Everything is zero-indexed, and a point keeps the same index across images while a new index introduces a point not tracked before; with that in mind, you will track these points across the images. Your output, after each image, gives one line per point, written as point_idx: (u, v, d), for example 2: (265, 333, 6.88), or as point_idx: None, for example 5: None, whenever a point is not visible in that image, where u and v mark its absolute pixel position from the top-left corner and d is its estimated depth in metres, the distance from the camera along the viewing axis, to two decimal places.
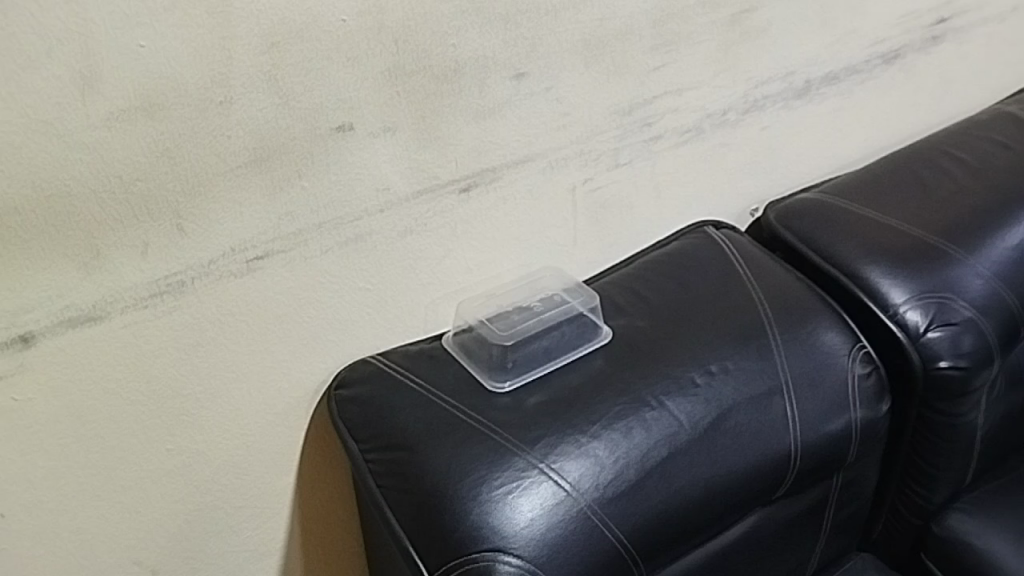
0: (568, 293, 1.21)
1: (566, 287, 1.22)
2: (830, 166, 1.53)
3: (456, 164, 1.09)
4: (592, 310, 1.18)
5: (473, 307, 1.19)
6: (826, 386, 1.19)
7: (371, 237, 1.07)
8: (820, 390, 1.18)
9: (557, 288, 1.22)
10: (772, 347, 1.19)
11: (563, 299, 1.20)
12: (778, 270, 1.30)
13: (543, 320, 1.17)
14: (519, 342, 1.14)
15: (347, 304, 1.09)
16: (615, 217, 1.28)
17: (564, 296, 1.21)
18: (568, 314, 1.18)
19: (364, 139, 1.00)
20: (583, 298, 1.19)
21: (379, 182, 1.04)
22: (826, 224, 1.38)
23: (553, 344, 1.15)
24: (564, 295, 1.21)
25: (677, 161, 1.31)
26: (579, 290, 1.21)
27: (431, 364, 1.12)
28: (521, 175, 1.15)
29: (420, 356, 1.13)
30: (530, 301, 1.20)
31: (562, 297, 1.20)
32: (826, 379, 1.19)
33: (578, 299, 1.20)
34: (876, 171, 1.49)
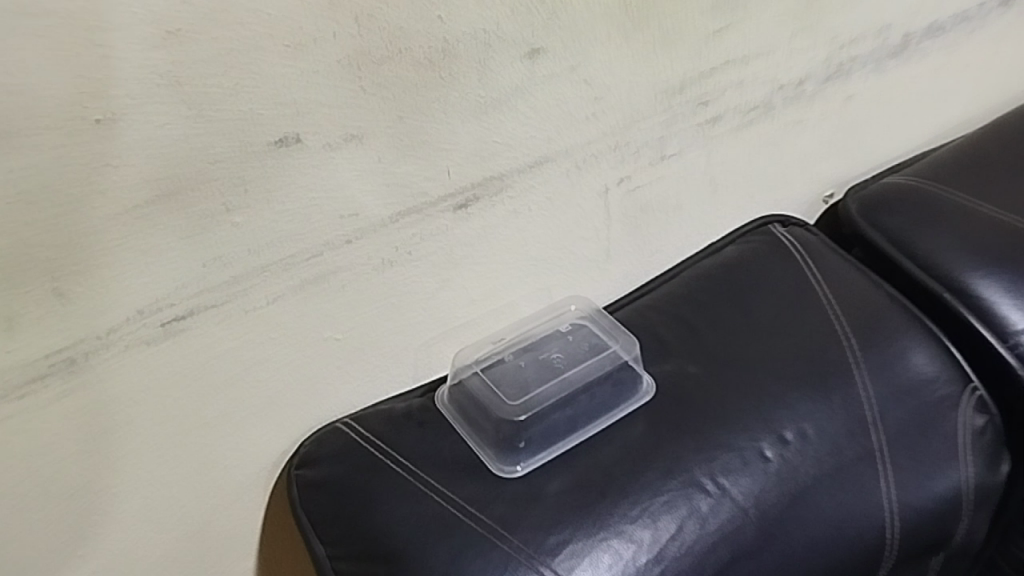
0: (604, 338, 0.94)
1: (601, 329, 0.96)
2: (922, 138, 1.23)
3: (448, 175, 0.81)
4: (636, 365, 0.92)
5: (473, 351, 0.93)
6: (932, 449, 0.92)
7: (337, 276, 0.80)
8: (923, 456, 0.92)
9: (589, 330, 0.96)
10: (862, 400, 0.92)
11: (597, 347, 0.94)
12: (866, 287, 1.03)
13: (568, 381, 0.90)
14: (535, 414, 0.87)
15: (310, 360, 0.83)
16: (657, 221, 1.01)
17: (599, 344, 0.94)
18: (602, 371, 0.91)
19: (319, 154, 0.72)
20: (625, 347, 0.93)
21: (344, 206, 0.76)
22: (924, 221, 1.09)
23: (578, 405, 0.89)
24: (599, 342, 0.94)
25: (738, 147, 1.02)
26: (622, 334, 0.95)
27: (420, 434, 0.86)
28: (537, 181, 0.88)
29: (404, 424, 0.87)
30: (551, 349, 0.94)
31: (596, 344, 0.94)
32: (930, 439, 0.93)
33: (618, 348, 0.93)
34: (982, 146, 1.19)
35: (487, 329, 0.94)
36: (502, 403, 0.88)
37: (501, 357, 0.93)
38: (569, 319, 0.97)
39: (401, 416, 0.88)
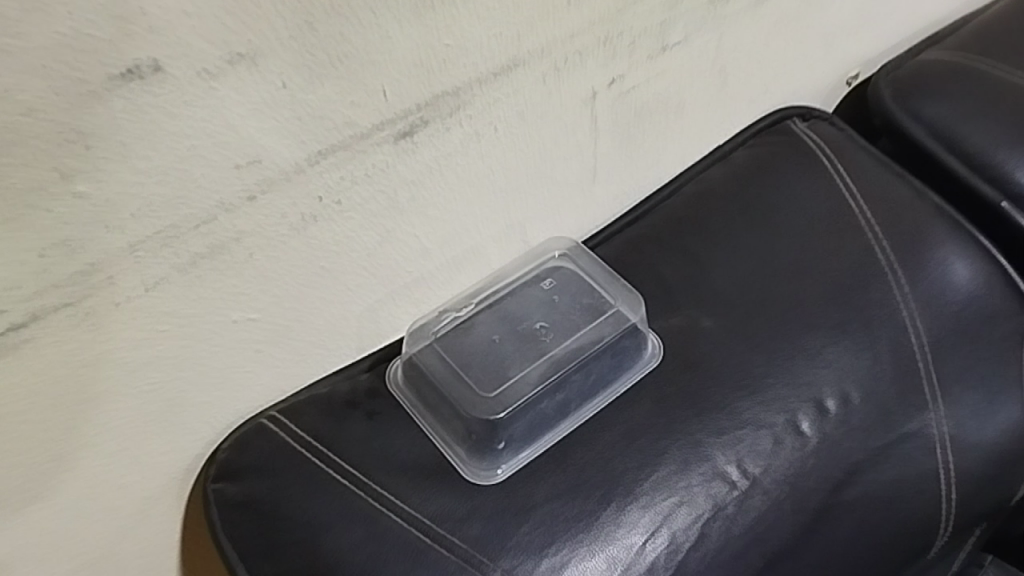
0: (599, 295, 0.76)
1: (595, 282, 0.77)
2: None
3: (384, 96, 0.59)
4: (640, 329, 0.73)
5: (433, 322, 0.74)
6: (994, 404, 0.76)
7: (240, 244, 0.59)
8: (984, 413, 0.76)
9: (580, 285, 0.77)
10: (913, 348, 0.75)
11: (591, 307, 0.75)
12: (912, 198, 0.83)
13: (554, 357, 0.72)
14: (516, 405, 0.69)
15: (218, 349, 0.63)
16: (655, 127, 0.80)
17: (593, 303, 0.75)
18: (598, 341, 0.73)
19: (194, 86, 0.50)
20: (627, 307, 0.74)
21: (241, 152, 0.54)
22: (975, 107, 0.88)
23: (570, 382, 0.71)
24: (592, 301, 0.75)
25: (753, 28, 0.80)
26: (621, 287, 0.76)
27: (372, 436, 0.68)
28: (505, 92, 0.66)
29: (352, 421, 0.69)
30: (533, 315, 0.75)
31: (589, 305, 0.75)
32: (991, 392, 0.76)
33: (616, 308, 0.74)
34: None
35: (447, 282, 0.74)
36: (473, 392, 0.69)
37: (468, 328, 0.74)
38: (554, 270, 0.78)
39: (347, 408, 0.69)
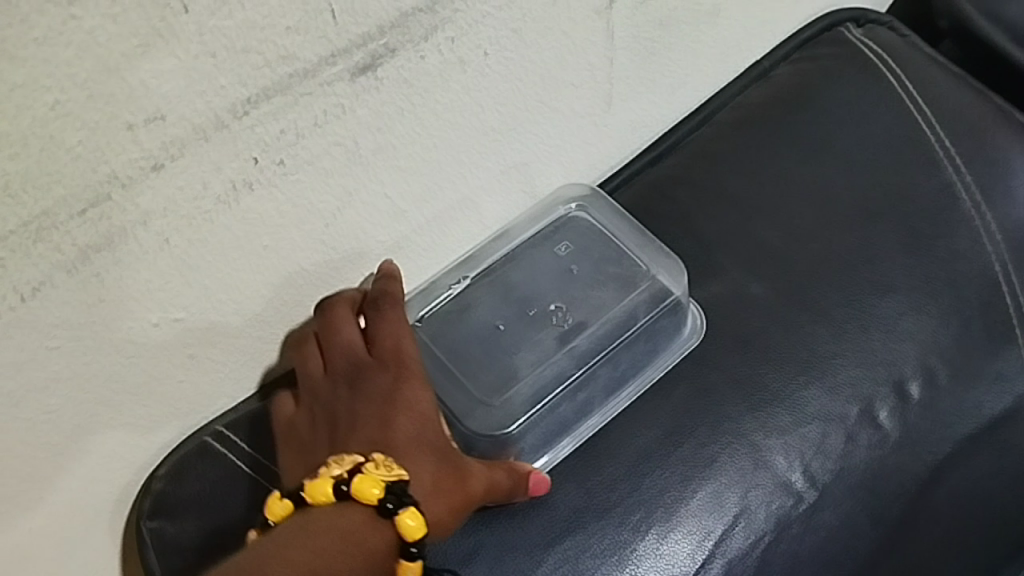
0: (630, 261, 0.61)
1: (622, 246, 0.62)
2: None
3: (333, 16, 0.43)
4: (682, 305, 0.59)
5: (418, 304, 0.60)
6: None
7: (150, 228, 0.44)
8: None
9: (604, 249, 0.63)
10: (1010, 310, 0.61)
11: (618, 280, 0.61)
12: (997, 118, 0.67)
13: (578, 346, 0.58)
14: (533, 409, 0.56)
15: (139, 363, 0.49)
16: (682, 43, 0.64)
17: (619, 274, 0.61)
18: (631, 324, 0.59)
19: (45, 14, 0.34)
20: (667, 277, 0.60)
21: (134, 105, 0.39)
22: None
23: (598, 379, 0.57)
24: (619, 270, 0.61)
25: None
26: (657, 250, 0.61)
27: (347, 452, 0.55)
28: (497, 4, 0.50)
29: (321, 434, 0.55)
30: (547, 290, 0.61)
31: (615, 274, 0.61)
32: None
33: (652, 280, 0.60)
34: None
35: (432, 251, 0.59)
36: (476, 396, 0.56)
37: (462, 310, 0.60)
38: (569, 230, 0.63)
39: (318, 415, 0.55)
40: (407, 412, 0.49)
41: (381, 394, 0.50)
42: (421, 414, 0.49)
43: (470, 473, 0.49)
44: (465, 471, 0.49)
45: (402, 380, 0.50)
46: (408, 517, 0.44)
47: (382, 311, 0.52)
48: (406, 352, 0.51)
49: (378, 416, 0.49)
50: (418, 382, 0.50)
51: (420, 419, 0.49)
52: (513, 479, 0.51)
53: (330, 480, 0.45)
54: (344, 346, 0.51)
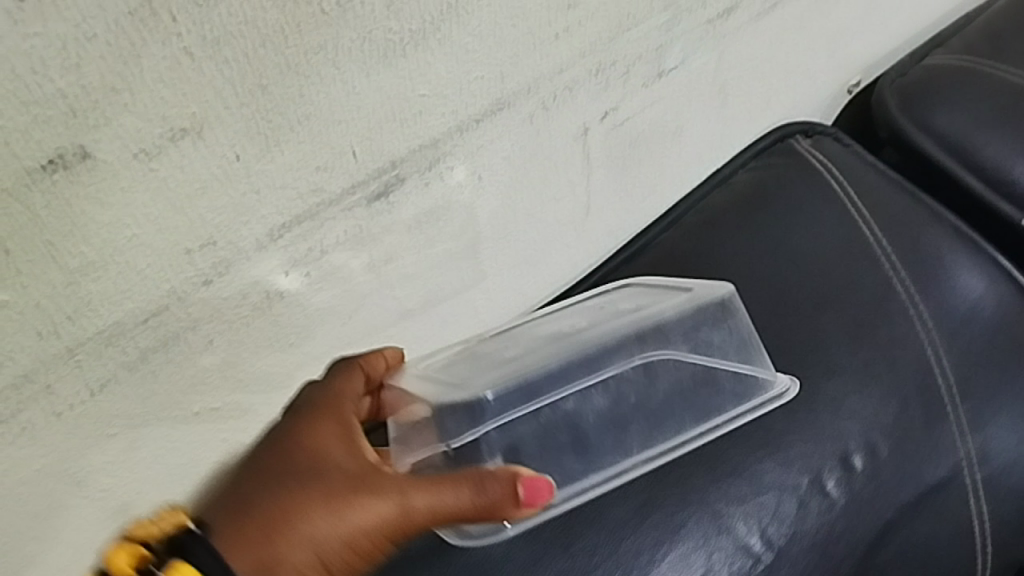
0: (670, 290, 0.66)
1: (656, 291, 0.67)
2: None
3: (354, 155, 0.52)
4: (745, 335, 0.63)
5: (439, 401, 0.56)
6: None
7: (198, 331, 0.52)
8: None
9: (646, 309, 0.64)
10: (942, 390, 0.69)
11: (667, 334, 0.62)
12: (926, 219, 0.76)
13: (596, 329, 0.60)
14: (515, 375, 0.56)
15: (181, 444, 0.56)
16: (651, 157, 0.73)
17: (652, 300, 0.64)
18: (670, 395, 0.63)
19: (131, 169, 0.43)
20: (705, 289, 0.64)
21: (191, 233, 0.47)
22: (986, 114, 0.81)
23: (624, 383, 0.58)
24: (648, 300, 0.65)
25: (756, 42, 0.73)
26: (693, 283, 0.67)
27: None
28: (489, 139, 0.59)
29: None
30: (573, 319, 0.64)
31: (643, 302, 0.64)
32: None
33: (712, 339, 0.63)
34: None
35: (432, 343, 0.67)
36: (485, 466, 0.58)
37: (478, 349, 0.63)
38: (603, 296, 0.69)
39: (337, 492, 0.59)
40: (308, 450, 0.48)
41: (274, 434, 0.49)
42: (330, 450, 0.48)
43: (382, 489, 0.46)
44: (376, 493, 0.46)
45: (313, 419, 0.50)
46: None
47: (336, 365, 0.55)
48: (331, 407, 0.51)
49: (270, 454, 0.48)
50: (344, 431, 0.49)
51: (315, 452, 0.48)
52: (491, 492, 0.45)
53: (133, 547, 0.43)
54: (305, 395, 0.52)
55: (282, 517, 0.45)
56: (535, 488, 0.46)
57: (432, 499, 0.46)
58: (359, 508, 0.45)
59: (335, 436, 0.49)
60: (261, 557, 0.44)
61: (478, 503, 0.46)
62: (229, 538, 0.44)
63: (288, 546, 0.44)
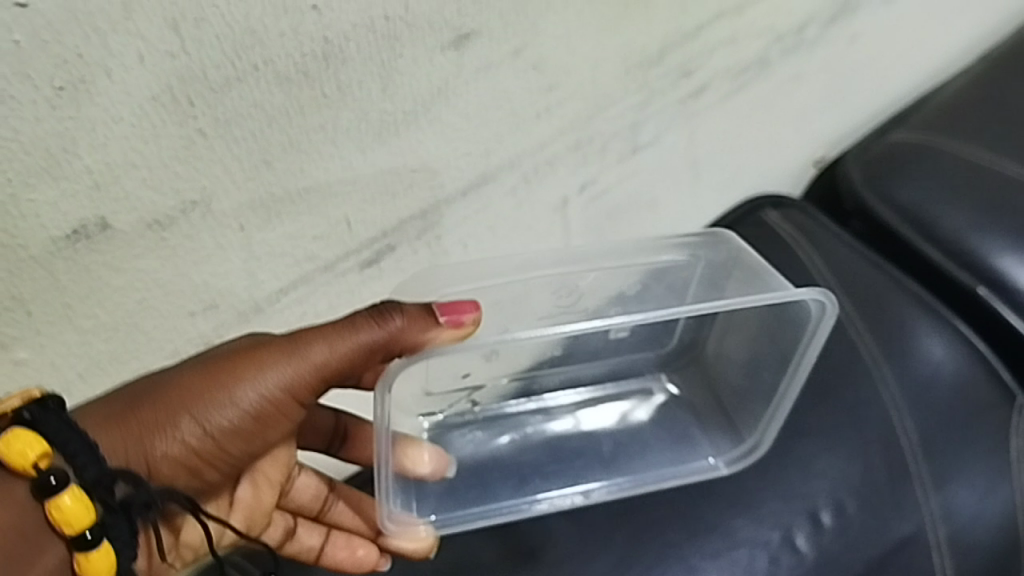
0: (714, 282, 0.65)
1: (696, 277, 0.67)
2: (940, 63, 0.98)
3: (348, 226, 0.56)
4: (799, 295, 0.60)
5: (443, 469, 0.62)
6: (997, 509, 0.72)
7: None
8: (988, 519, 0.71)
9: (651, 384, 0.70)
10: (906, 450, 0.72)
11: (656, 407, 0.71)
12: (889, 287, 0.81)
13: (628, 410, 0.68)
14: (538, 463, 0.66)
15: None
16: (628, 227, 0.77)
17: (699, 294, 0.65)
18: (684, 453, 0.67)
19: (143, 238, 0.47)
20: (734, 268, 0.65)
21: (196, 297, 0.51)
22: (943, 188, 0.85)
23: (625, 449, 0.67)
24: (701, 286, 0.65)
25: (727, 120, 0.78)
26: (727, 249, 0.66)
27: (378, 567, 0.61)
28: (474, 210, 0.63)
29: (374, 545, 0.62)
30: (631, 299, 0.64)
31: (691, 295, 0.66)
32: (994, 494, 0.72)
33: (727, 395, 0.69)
34: (1007, 72, 0.95)
35: None
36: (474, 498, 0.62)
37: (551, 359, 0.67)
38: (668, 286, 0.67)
39: (328, 527, 0.62)
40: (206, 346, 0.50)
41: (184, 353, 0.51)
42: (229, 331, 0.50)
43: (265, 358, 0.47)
44: (259, 359, 0.47)
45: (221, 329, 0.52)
46: (7, 444, 0.40)
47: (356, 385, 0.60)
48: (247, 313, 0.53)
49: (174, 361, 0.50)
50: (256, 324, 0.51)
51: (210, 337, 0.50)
52: (393, 319, 0.47)
53: None
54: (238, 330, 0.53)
55: (156, 391, 0.46)
56: (447, 310, 0.50)
57: (330, 345, 0.47)
58: (242, 365, 0.47)
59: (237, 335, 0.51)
60: (125, 425, 0.45)
61: (381, 331, 0.47)
62: (95, 405, 0.46)
63: (159, 410, 0.46)
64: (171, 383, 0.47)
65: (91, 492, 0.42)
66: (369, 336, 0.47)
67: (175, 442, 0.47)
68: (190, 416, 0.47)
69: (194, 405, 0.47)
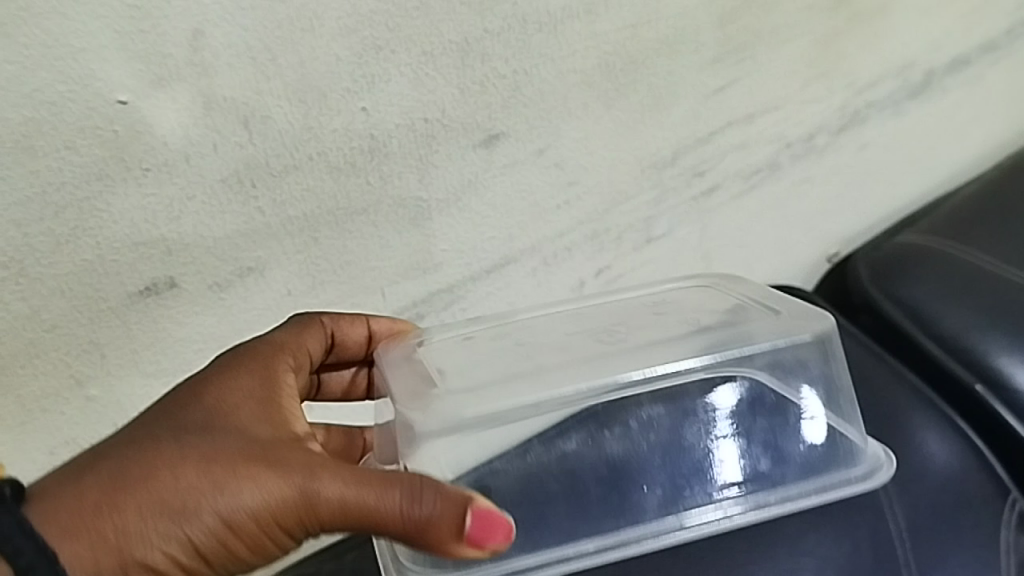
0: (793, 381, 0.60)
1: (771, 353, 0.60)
2: (954, 172, 1.04)
3: (383, 297, 0.63)
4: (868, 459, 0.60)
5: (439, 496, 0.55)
6: None
7: None
8: None
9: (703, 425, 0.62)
10: (892, 535, 0.75)
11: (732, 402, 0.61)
12: (887, 380, 0.84)
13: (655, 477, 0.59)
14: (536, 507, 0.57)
15: None
16: None
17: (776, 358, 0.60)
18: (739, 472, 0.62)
19: (205, 298, 0.54)
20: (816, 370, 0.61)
21: None
22: (948, 287, 0.88)
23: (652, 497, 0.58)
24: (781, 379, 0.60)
25: (739, 214, 0.83)
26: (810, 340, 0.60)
27: None
28: (498, 289, 0.69)
29: None
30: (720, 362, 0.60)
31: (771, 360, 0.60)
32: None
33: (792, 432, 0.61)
34: (1018, 180, 0.99)
35: None
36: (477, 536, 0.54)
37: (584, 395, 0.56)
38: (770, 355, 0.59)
39: None
40: (205, 427, 0.45)
41: (185, 400, 0.46)
42: (219, 428, 0.45)
43: (266, 484, 0.42)
44: (258, 481, 0.42)
45: (239, 376, 0.48)
46: None
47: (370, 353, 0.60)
48: (247, 364, 0.49)
49: (165, 425, 0.45)
50: (254, 415, 0.46)
51: (200, 427, 0.45)
52: (429, 506, 0.42)
53: None
54: (253, 393, 0.47)
55: (140, 485, 0.42)
56: (487, 522, 0.42)
57: (347, 493, 0.42)
58: (237, 483, 0.42)
59: (255, 402, 0.47)
60: (93, 534, 0.40)
61: (411, 515, 0.42)
62: (56, 504, 0.41)
63: (134, 515, 0.41)
64: (152, 497, 0.41)
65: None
66: (393, 510, 0.42)
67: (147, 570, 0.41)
68: (168, 534, 0.41)
69: (172, 531, 0.41)
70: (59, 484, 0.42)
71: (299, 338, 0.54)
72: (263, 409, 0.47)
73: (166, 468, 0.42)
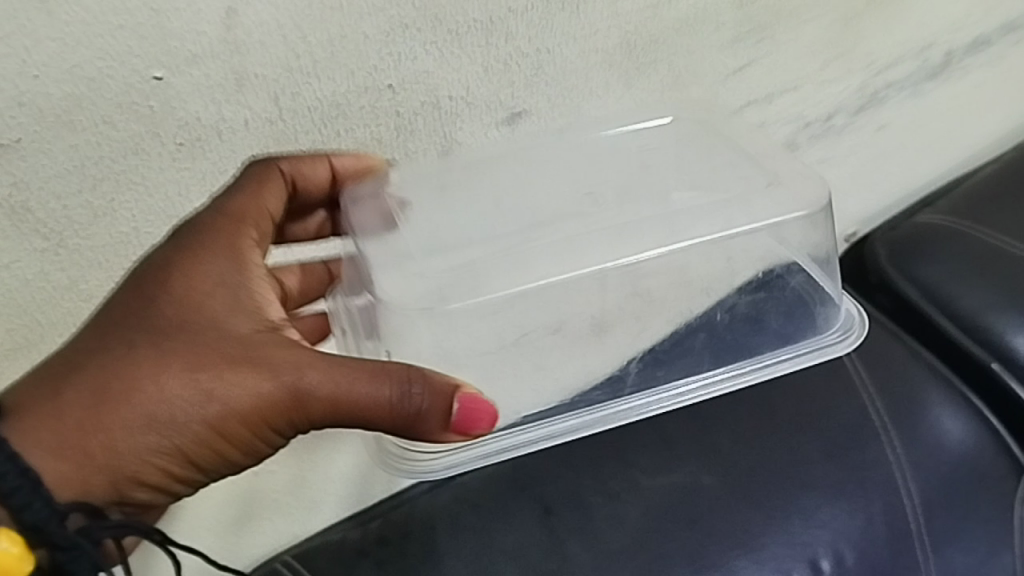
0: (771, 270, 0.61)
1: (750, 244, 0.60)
2: (972, 153, 1.04)
3: None
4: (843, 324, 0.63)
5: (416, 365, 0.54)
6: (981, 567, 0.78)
7: None
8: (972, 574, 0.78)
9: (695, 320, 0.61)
10: (906, 509, 0.76)
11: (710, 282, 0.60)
12: (903, 359, 0.84)
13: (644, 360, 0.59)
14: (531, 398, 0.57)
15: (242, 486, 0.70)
16: None
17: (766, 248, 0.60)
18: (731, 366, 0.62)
19: None
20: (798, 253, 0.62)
21: None
22: (965, 268, 0.89)
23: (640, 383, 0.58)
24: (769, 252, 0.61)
25: None
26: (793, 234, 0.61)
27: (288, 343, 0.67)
28: None
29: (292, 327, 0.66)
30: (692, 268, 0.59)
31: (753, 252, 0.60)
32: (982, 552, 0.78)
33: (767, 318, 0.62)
34: None
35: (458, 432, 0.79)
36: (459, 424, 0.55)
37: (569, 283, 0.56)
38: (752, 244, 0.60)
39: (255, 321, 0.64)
40: (178, 331, 0.46)
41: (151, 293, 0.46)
42: (192, 330, 0.46)
43: (245, 390, 0.45)
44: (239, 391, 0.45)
45: (205, 261, 0.48)
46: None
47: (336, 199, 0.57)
48: (211, 242, 0.48)
49: (137, 328, 0.46)
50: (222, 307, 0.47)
51: (172, 326, 0.46)
52: (412, 404, 0.45)
53: None
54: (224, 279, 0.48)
55: (121, 407, 0.44)
56: (469, 408, 0.46)
57: (327, 399, 0.45)
58: (220, 393, 0.45)
59: (224, 296, 0.47)
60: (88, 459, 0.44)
61: (393, 411, 0.45)
62: (40, 427, 0.43)
63: (122, 435, 0.44)
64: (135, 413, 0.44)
65: (29, 535, 0.42)
66: (375, 412, 0.45)
67: (143, 476, 0.46)
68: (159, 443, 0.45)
69: (160, 441, 0.45)
70: (37, 403, 0.44)
71: (257, 200, 0.51)
72: (233, 297, 0.47)
73: (143, 381, 0.44)
